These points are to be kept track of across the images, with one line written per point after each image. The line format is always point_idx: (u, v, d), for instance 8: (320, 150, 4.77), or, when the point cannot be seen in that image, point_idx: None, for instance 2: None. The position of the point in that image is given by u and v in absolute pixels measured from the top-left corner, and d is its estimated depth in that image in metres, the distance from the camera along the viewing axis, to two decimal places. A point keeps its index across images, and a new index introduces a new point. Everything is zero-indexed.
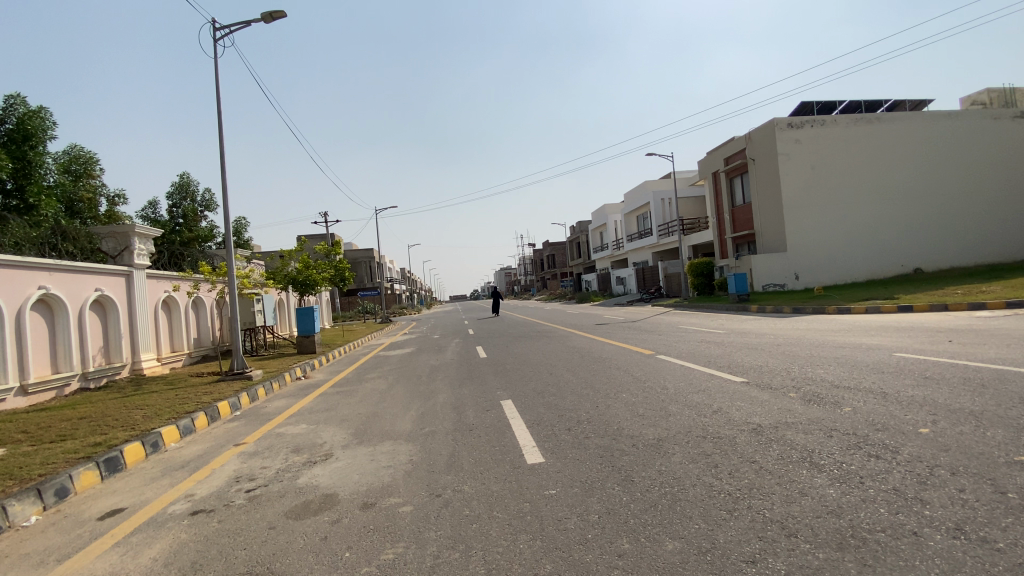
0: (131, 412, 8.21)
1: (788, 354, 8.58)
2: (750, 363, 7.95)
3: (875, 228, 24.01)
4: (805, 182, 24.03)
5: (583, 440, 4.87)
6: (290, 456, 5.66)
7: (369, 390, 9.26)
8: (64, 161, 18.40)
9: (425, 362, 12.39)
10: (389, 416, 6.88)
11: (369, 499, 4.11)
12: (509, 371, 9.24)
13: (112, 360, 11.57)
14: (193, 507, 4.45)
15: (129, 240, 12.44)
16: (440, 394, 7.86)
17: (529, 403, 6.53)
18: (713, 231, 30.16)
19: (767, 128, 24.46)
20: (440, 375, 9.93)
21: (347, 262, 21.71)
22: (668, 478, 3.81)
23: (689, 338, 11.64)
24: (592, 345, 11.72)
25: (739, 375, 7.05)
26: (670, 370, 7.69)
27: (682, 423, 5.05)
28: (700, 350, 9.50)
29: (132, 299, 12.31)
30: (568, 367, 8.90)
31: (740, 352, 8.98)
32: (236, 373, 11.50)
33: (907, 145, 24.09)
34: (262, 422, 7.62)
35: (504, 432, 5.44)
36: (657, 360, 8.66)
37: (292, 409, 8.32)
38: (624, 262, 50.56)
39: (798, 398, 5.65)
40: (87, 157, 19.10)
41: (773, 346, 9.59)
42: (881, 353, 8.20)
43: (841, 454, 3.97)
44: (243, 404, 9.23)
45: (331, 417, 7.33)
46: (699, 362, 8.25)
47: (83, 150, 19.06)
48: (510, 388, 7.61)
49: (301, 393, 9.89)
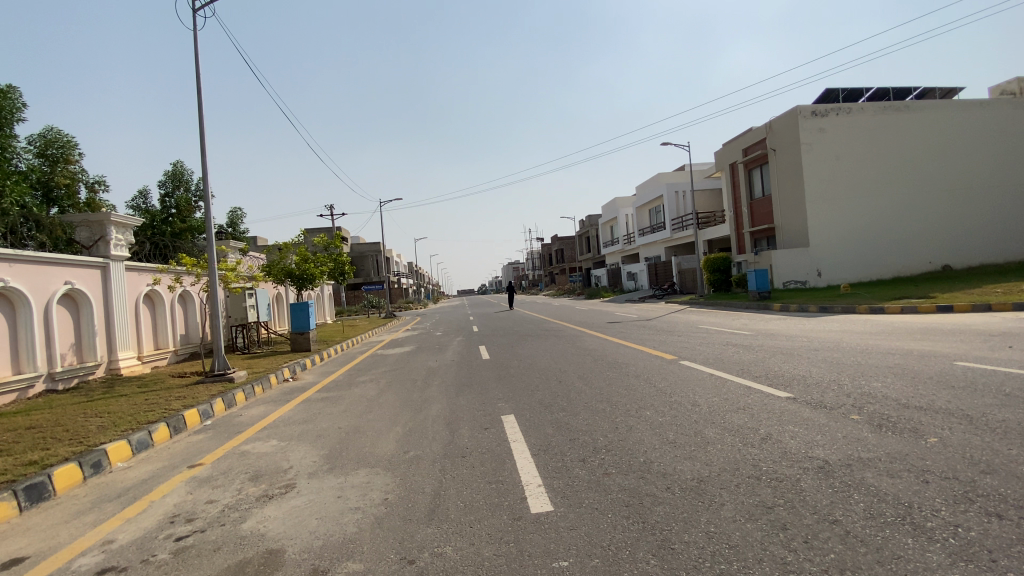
0: (87, 421, 7.25)
1: (832, 361, 7.50)
2: (791, 372, 6.89)
3: (901, 224, 22.75)
4: (829, 173, 22.80)
5: (602, 478, 3.86)
6: (245, 486, 4.67)
7: (357, 397, 8.28)
8: (40, 145, 17.67)
9: (423, 364, 11.39)
10: (371, 433, 5.91)
11: (323, 562, 3.13)
12: (513, 377, 8.25)
13: (85, 360, 10.72)
14: (103, 562, 3.45)
15: (105, 229, 11.47)
16: (433, 405, 6.89)
17: (535, 421, 5.52)
18: (729, 225, 28.97)
19: (789, 116, 23.21)
20: (437, 380, 8.94)
21: (347, 255, 20.66)
22: (723, 546, 2.80)
23: (711, 340, 10.57)
24: (604, 347, 10.66)
25: (783, 388, 5.98)
26: (697, 380, 6.64)
27: (727, 455, 4.04)
28: (728, 356, 8.43)
29: (108, 293, 11.44)
30: (579, 373, 7.90)
31: (776, 358, 7.91)
32: (217, 373, 10.60)
33: (938, 136, 22.75)
34: (228, 437, 6.63)
35: (504, 461, 4.43)
36: (682, 367, 7.61)
37: (267, 419, 7.38)
38: (635, 258, 49.25)
39: (865, 422, 4.60)
40: (65, 141, 18.29)
41: (810, 351, 8.48)
42: (940, 362, 7.08)
43: (951, 514, 2.97)
44: (216, 412, 8.25)
45: (307, 431, 6.38)
46: (729, 370, 7.17)
47: (60, 134, 18.23)
48: (512, 399, 6.62)
49: (283, 399, 8.93)
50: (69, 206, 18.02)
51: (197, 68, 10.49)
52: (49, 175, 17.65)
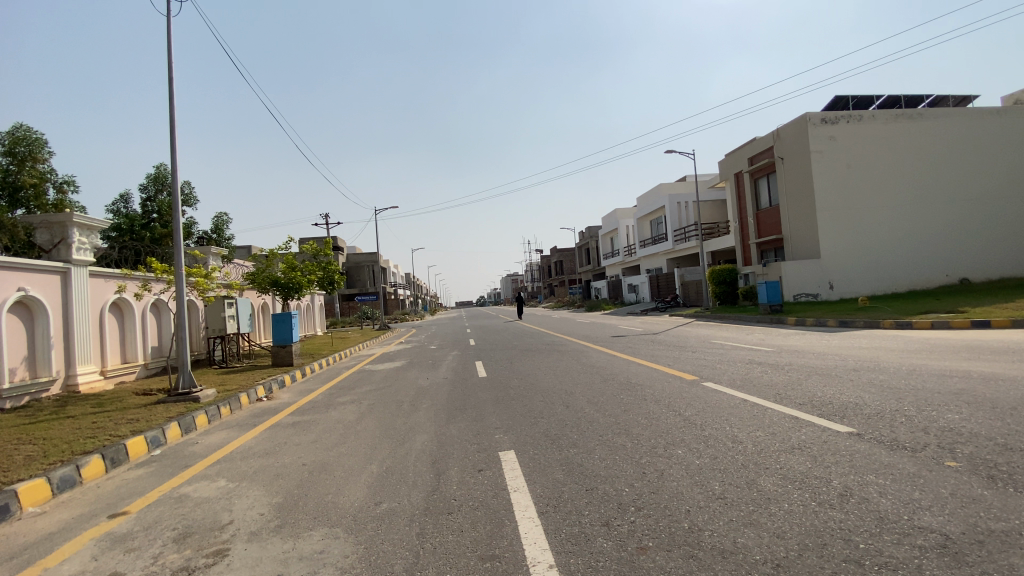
0: (15, 449, 6.15)
1: (883, 385, 6.47)
2: (839, 397, 5.87)
3: (917, 236, 21.83)
4: (840, 183, 21.94)
5: (639, 556, 2.81)
6: (164, 552, 3.58)
7: (331, 423, 7.18)
8: (5, 143, 16.63)
9: (413, 381, 10.31)
10: (340, 473, 4.84)
11: None
12: (512, 401, 7.18)
13: (38, 375, 9.66)
14: None
15: (67, 231, 10.40)
16: (419, 436, 5.81)
17: (542, 460, 4.49)
18: (735, 236, 28.03)
19: (797, 123, 22.41)
20: (426, 403, 7.84)
21: (338, 263, 19.57)
22: None
23: (732, 357, 9.51)
24: (613, 364, 9.59)
25: (842, 420, 4.91)
26: (732, 408, 5.58)
27: (803, 524, 3.02)
28: (757, 376, 7.37)
29: (68, 302, 10.38)
30: (589, 397, 6.83)
31: (814, 380, 6.90)
32: (181, 393, 9.48)
33: (952, 145, 21.96)
34: (169, 475, 5.51)
35: (503, 523, 3.39)
36: (708, 390, 6.57)
37: (225, 449, 6.31)
38: (636, 270, 48.30)
39: (969, 475, 3.57)
40: (34, 139, 17.26)
41: (852, 371, 7.44)
42: (1014, 387, 6.05)
43: None
44: (168, 439, 7.12)
45: (266, 469, 5.31)
46: (766, 395, 6.10)
47: (31, 131, 17.23)
48: (512, 431, 5.56)
49: (251, 423, 7.82)
50: (37, 207, 17.02)
51: (168, 54, 9.63)
52: (13, 175, 16.65)
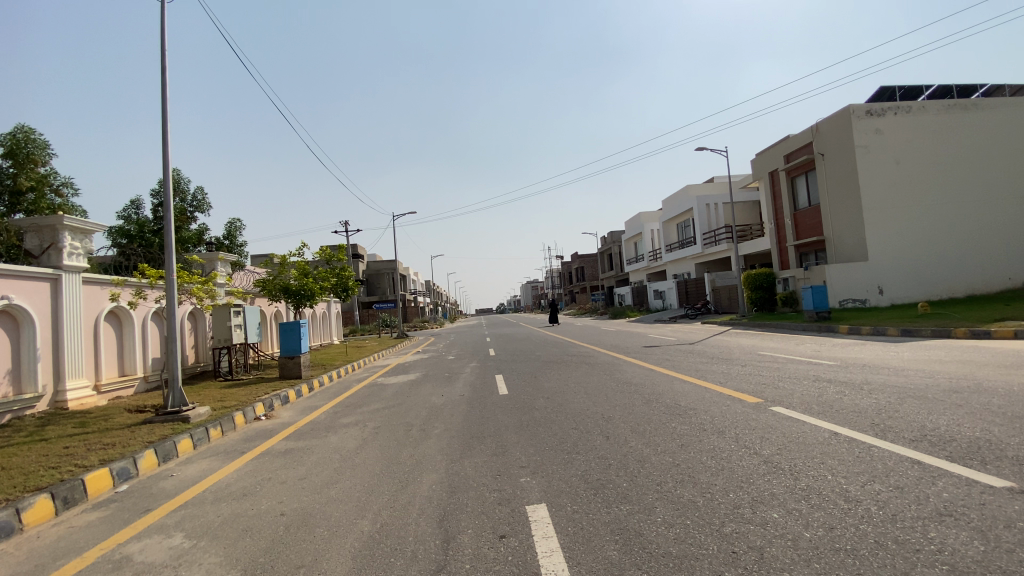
0: None
1: (1008, 410, 5.10)
2: (960, 430, 4.54)
3: (975, 236, 20.10)
4: (889, 179, 20.35)
5: None
6: None
7: (327, 452, 6.13)
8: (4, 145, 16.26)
9: (426, 399, 9.18)
10: (320, 532, 3.73)
11: None
12: (539, 428, 6.01)
13: (24, 391, 8.87)
14: None
15: (58, 235, 9.59)
16: (425, 477, 4.69)
17: (585, 520, 3.38)
18: (770, 239, 26.54)
19: (840, 116, 20.91)
20: (438, 428, 6.70)
21: (351, 269, 18.65)
22: None
23: (793, 374, 8.22)
24: (653, 381, 8.40)
25: (987, 466, 3.63)
26: (825, 446, 4.36)
27: None
28: (837, 399, 6.07)
29: (59, 311, 9.60)
30: (633, 426, 5.65)
31: (915, 404, 5.56)
32: (170, 411, 8.56)
33: (1009, 137, 20.36)
34: (121, 523, 4.48)
35: None
36: (783, 419, 5.34)
37: (197, 487, 5.30)
38: (662, 275, 46.76)
39: None
40: (35, 141, 16.85)
41: (955, 392, 6.07)
42: None
43: None
44: (142, 469, 6.16)
45: (237, 519, 4.24)
46: (861, 426, 4.83)
47: (32, 133, 16.87)
48: (543, 472, 4.42)
49: (239, 450, 6.82)
50: (32, 211, 16.55)
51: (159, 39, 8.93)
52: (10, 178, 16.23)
